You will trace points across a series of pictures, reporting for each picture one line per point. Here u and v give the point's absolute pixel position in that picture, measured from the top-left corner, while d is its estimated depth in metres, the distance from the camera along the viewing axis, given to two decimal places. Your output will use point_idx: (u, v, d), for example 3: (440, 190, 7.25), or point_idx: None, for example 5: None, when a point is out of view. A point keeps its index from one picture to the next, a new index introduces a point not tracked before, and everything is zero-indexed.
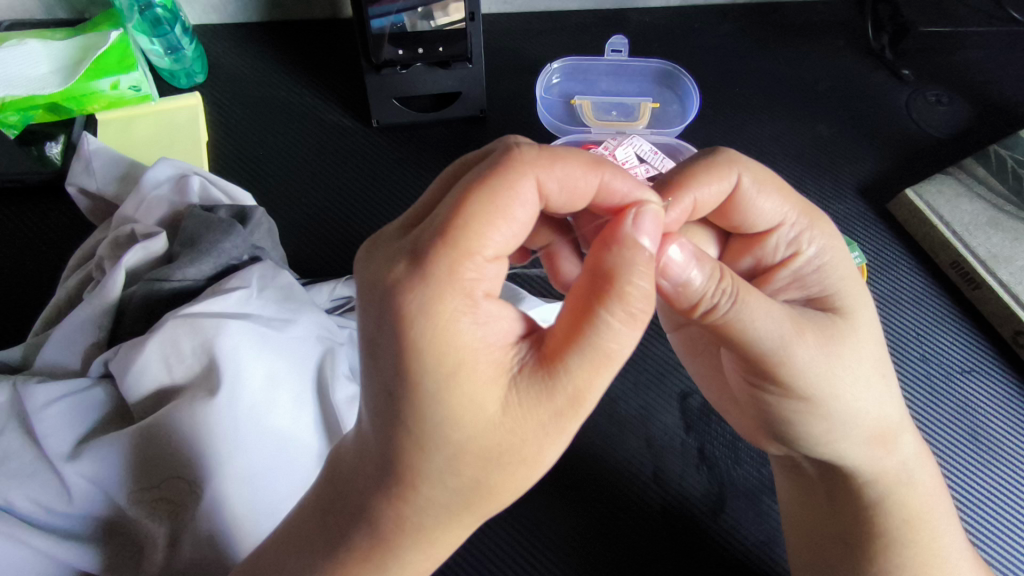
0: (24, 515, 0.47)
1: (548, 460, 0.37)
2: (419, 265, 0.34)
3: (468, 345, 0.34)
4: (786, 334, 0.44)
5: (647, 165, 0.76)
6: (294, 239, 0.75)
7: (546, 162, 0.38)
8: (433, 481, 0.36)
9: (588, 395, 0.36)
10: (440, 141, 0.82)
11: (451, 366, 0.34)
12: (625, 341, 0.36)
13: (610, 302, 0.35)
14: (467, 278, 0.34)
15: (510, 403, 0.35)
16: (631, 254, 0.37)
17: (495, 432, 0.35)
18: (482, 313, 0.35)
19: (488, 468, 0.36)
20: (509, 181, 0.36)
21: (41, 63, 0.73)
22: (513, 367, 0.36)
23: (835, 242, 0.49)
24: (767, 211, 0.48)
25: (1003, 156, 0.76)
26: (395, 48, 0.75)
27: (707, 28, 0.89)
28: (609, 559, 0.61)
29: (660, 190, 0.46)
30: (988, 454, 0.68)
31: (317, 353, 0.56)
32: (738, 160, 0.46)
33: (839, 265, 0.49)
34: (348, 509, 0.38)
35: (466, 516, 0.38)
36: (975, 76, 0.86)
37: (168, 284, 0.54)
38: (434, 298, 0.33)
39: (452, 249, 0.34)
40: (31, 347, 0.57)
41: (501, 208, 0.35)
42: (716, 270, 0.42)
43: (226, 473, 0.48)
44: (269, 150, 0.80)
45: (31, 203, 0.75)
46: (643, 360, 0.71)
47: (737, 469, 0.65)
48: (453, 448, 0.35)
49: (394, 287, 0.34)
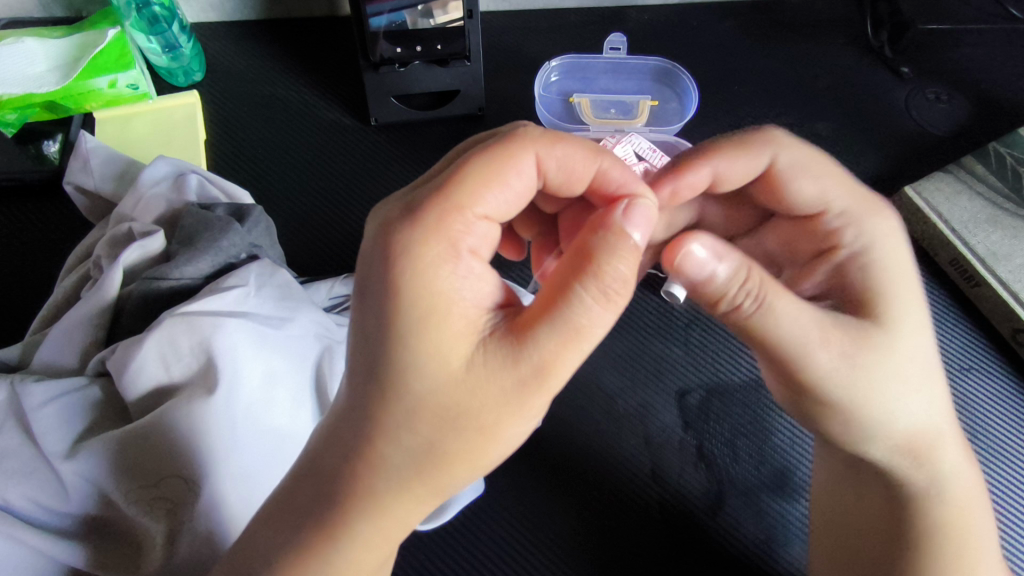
0: (21, 513, 0.47)
1: (505, 434, 0.37)
2: (412, 212, 0.38)
3: (443, 291, 0.37)
4: (811, 340, 0.43)
5: (645, 163, 0.76)
6: (293, 237, 0.75)
7: (547, 141, 0.42)
8: (395, 440, 0.37)
9: (553, 370, 0.36)
10: (440, 139, 0.81)
11: (424, 308, 0.36)
12: (594, 319, 0.36)
13: (586, 279, 0.36)
14: (454, 229, 0.38)
15: (474, 363, 0.36)
16: (613, 240, 0.38)
17: (455, 388, 0.36)
18: (462, 266, 0.38)
19: (444, 429, 0.36)
20: (505, 154, 0.41)
21: (38, 61, 0.73)
22: (485, 330, 0.37)
23: (884, 231, 0.48)
24: (807, 195, 0.48)
25: (1003, 154, 0.76)
26: (392, 45, 0.74)
27: (705, 26, 0.89)
28: (598, 543, 0.62)
29: (683, 158, 0.48)
30: (989, 452, 0.68)
31: (316, 351, 0.56)
32: (774, 142, 0.47)
33: (887, 257, 0.47)
34: (343, 511, 0.37)
35: (419, 489, 0.38)
36: (976, 74, 0.86)
37: (166, 283, 0.54)
38: (415, 246, 0.37)
39: (444, 204, 0.38)
40: (29, 345, 0.57)
41: (496, 174, 0.40)
42: (744, 271, 0.41)
43: (208, 457, 0.48)
44: (267, 148, 0.80)
45: (29, 202, 0.74)
46: (640, 358, 0.70)
47: (736, 467, 0.65)
48: (413, 399, 0.36)
49: (388, 227, 0.38)
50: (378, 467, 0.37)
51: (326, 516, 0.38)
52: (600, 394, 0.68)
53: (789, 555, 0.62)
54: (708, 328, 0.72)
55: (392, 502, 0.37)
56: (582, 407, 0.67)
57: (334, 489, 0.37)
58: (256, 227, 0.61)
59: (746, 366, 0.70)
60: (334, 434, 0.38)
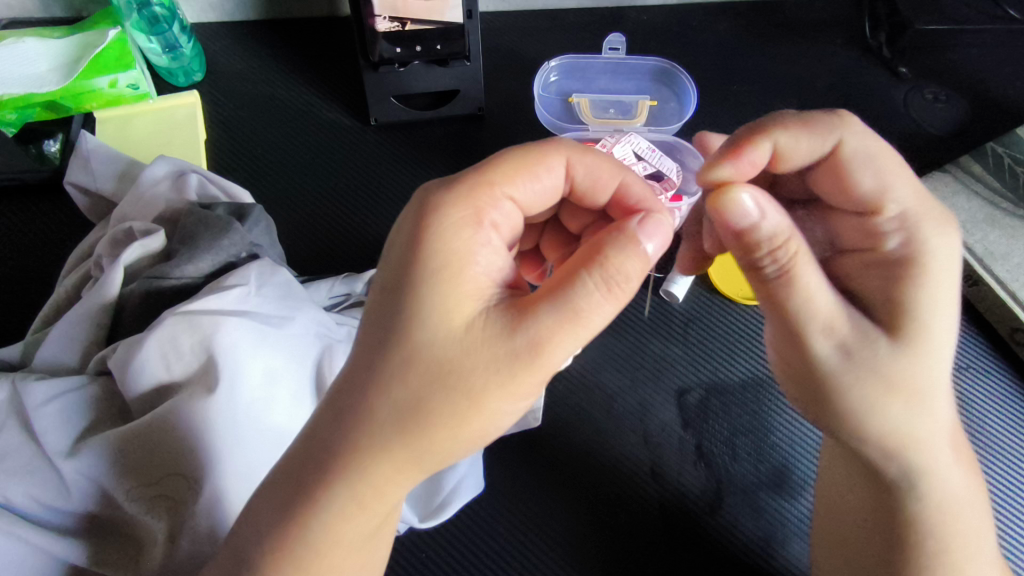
0: (22, 513, 0.47)
1: (490, 408, 0.37)
2: (451, 181, 0.41)
3: (461, 251, 0.39)
4: (830, 316, 0.42)
5: (644, 163, 0.76)
6: (290, 234, 0.75)
7: (579, 149, 0.45)
8: (386, 393, 0.37)
9: (547, 347, 0.37)
10: (439, 138, 0.82)
11: (439, 266, 0.38)
12: (594, 306, 0.38)
13: (592, 267, 0.38)
14: (482, 201, 0.41)
15: (474, 326, 0.37)
16: (626, 241, 0.39)
17: (455, 348, 0.37)
18: (484, 236, 0.40)
19: (433, 390, 0.37)
20: (541, 149, 0.44)
21: (38, 62, 0.73)
22: (491, 300, 0.39)
23: (947, 246, 0.43)
24: (868, 185, 0.45)
25: (1000, 153, 0.76)
26: (392, 45, 0.75)
27: (705, 26, 0.90)
28: (598, 535, 0.62)
29: (745, 133, 0.46)
30: (990, 450, 0.68)
31: (316, 350, 0.56)
32: (847, 125, 0.46)
33: (946, 267, 0.43)
34: (342, 504, 0.38)
35: (400, 450, 0.38)
36: (973, 74, 0.86)
37: (168, 282, 0.55)
38: (449, 207, 0.39)
39: (479, 177, 0.41)
40: (31, 344, 0.57)
41: (528, 166, 0.43)
42: (780, 231, 0.41)
43: (200, 425, 0.48)
44: (267, 145, 0.80)
45: (30, 202, 0.75)
46: (639, 355, 0.71)
47: (733, 464, 0.65)
48: (412, 351, 0.37)
49: (426, 192, 0.41)
50: (384, 436, 0.37)
51: (316, 511, 0.38)
52: (597, 390, 0.69)
53: (787, 552, 0.63)
54: (708, 327, 0.72)
55: (376, 458, 0.37)
56: (577, 403, 0.68)
57: (334, 482, 0.38)
58: (256, 226, 0.61)
59: (745, 364, 0.71)
60: (333, 429, 0.38)
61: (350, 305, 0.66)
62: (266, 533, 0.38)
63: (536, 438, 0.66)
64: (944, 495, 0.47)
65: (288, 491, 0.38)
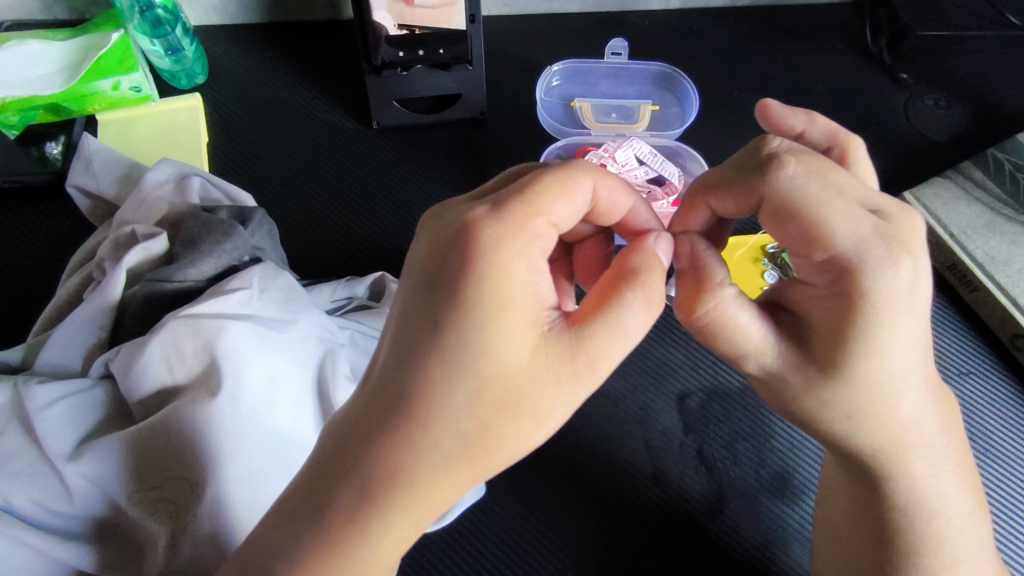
0: (25, 517, 0.47)
1: (552, 423, 0.39)
2: (497, 209, 0.39)
3: (516, 285, 0.38)
4: (747, 349, 0.44)
5: (646, 167, 0.77)
6: (297, 238, 0.75)
7: (602, 171, 0.45)
8: (448, 423, 0.37)
9: (603, 364, 0.39)
10: (443, 142, 0.82)
11: (502, 300, 0.38)
12: (637, 323, 0.40)
13: (634, 286, 0.40)
14: (535, 229, 0.39)
15: (539, 353, 0.38)
16: (651, 259, 0.42)
17: (522, 375, 0.38)
18: (536, 266, 0.39)
19: (501, 415, 0.38)
20: (570, 169, 0.42)
21: (42, 64, 0.73)
22: (546, 327, 0.39)
23: (889, 284, 0.39)
24: (795, 232, 0.42)
25: (1001, 159, 0.76)
26: (396, 50, 0.75)
27: (707, 31, 0.90)
28: (626, 553, 0.62)
29: (691, 194, 0.50)
30: (998, 456, 0.68)
31: (317, 353, 0.55)
32: (766, 183, 0.42)
33: (892, 304, 0.40)
34: (342, 515, 0.37)
35: (461, 474, 0.38)
36: (974, 80, 0.87)
37: (170, 285, 0.55)
38: (504, 236, 0.38)
39: (526, 205, 0.40)
40: (32, 347, 0.57)
41: (568, 188, 0.41)
42: (716, 280, 0.44)
43: (209, 434, 0.48)
44: (270, 150, 0.80)
45: (32, 204, 0.75)
46: (643, 363, 0.70)
47: (736, 469, 0.65)
48: (479, 381, 0.37)
49: (472, 223, 0.39)
50: (423, 448, 0.37)
51: (314, 518, 0.38)
52: (602, 397, 0.68)
53: (791, 555, 0.63)
54: None
55: (415, 483, 0.37)
56: (583, 411, 0.68)
57: (341, 490, 0.38)
58: (259, 230, 0.61)
59: None
60: (341, 433, 0.38)
61: (353, 309, 0.66)
62: (270, 538, 0.38)
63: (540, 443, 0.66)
64: (948, 504, 0.48)
65: (291, 499, 0.38)
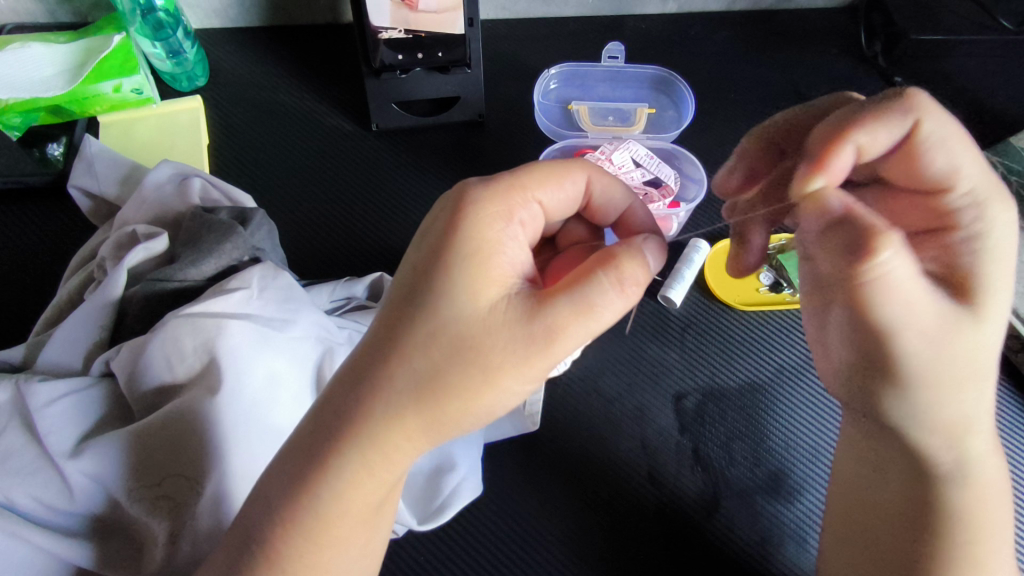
0: (26, 514, 0.47)
1: (504, 384, 0.39)
2: (488, 179, 0.43)
3: (489, 237, 0.41)
4: (911, 306, 0.39)
5: (643, 170, 0.78)
6: (293, 234, 0.76)
7: (599, 168, 0.48)
8: (407, 362, 0.38)
9: (562, 333, 0.39)
10: (441, 145, 0.83)
11: (471, 249, 0.40)
12: (607, 302, 0.40)
13: (607, 267, 0.40)
14: (516, 201, 0.43)
15: (497, 309, 0.39)
16: (634, 250, 0.42)
17: (479, 322, 0.39)
18: (512, 231, 0.42)
19: (452, 360, 0.38)
20: (567, 162, 0.46)
21: (44, 66, 0.74)
22: (512, 289, 0.40)
23: (1006, 219, 0.43)
24: (945, 164, 0.43)
25: (994, 162, 0.77)
26: (394, 52, 0.75)
27: (703, 35, 0.91)
28: (604, 531, 0.63)
29: (822, 141, 0.42)
30: None
31: (317, 353, 0.57)
32: (920, 105, 0.42)
33: (1006, 240, 0.43)
34: (337, 499, 0.39)
35: (412, 420, 0.39)
36: (967, 84, 0.88)
37: (170, 284, 0.55)
38: (485, 201, 0.41)
39: (515, 179, 0.43)
40: (33, 346, 0.57)
41: (559, 174, 0.45)
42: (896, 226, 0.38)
43: (204, 427, 0.49)
44: (268, 147, 0.81)
45: (33, 206, 0.75)
46: (638, 360, 0.71)
47: (732, 469, 0.66)
48: (437, 322, 0.39)
49: (461, 188, 0.43)
50: (383, 389, 0.38)
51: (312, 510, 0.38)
52: (596, 395, 0.69)
53: (784, 555, 0.63)
54: (705, 332, 0.73)
55: (384, 427, 0.38)
56: (577, 407, 0.68)
57: (334, 476, 0.38)
58: (258, 230, 0.62)
59: (743, 368, 0.71)
60: (338, 429, 0.39)
61: (351, 309, 0.66)
62: (272, 534, 0.39)
63: (535, 440, 0.67)
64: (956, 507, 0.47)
65: (289, 495, 0.39)
